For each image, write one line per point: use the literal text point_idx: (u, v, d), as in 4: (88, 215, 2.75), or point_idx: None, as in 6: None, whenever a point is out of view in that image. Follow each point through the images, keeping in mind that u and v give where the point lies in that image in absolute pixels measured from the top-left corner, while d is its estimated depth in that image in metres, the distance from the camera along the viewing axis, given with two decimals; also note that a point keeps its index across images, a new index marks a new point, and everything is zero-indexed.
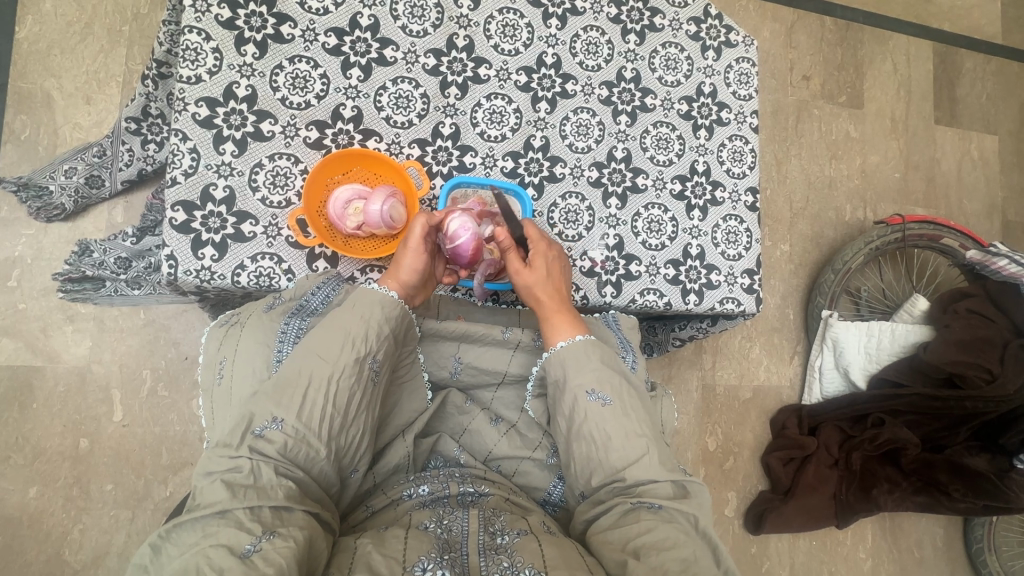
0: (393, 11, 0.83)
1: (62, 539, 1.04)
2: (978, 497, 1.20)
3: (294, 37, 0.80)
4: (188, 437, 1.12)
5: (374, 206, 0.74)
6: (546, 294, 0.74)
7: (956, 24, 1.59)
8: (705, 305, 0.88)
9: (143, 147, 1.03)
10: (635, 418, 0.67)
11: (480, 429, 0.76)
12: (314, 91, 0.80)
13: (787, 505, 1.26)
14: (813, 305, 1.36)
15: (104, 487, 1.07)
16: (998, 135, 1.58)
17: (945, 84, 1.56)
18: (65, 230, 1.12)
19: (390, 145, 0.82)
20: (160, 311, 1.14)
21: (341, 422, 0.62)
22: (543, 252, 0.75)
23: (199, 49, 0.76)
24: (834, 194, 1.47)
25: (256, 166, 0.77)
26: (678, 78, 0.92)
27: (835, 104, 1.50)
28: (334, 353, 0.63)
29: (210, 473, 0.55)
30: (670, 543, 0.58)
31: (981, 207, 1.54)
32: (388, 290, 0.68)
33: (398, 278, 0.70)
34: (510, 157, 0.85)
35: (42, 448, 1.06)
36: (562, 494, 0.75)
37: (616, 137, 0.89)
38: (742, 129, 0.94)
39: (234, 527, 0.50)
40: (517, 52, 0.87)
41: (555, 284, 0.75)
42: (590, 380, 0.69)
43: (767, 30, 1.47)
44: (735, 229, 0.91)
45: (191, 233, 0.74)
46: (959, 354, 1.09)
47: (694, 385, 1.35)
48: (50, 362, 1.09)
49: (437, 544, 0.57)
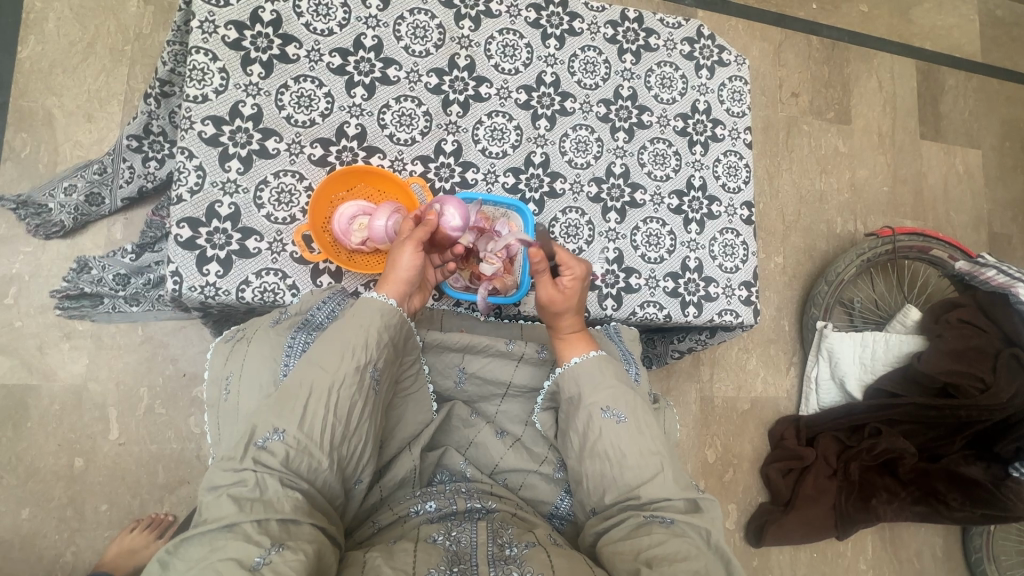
0: (396, 32, 0.85)
1: (54, 561, 1.02)
2: (976, 506, 1.20)
3: (299, 57, 0.81)
4: (186, 455, 1.11)
5: (378, 222, 0.76)
6: (570, 316, 0.74)
7: (937, 43, 1.64)
8: (704, 317, 0.90)
9: (144, 164, 1.05)
10: (650, 435, 0.68)
11: (486, 442, 0.77)
12: (319, 109, 0.81)
13: (787, 516, 1.27)
14: (808, 316, 1.38)
15: (99, 507, 1.06)
16: (982, 150, 1.63)
17: (929, 100, 1.61)
18: (63, 247, 1.11)
19: (393, 162, 0.84)
20: (158, 328, 1.13)
21: (344, 432, 0.61)
22: (575, 278, 0.73)
23: (205, 69, 0.77)
24: (825, 207, 1.50)
25: (261, 183, 0.78)
26: (673, 95, 0.95)
27: (823, 120, 1.53)
28: (334, 362, 0.63)
29: (215, 486, 0.55)
30: (682, 557, 0.59)
31: (968, 219, 1.58)
32: (386, 297, 0.68)
33: (396, 281, 0.70)
34: (512, 172, 0.87)
35: (35, 468, 1.05)
36: (569, 507, 0.75)
37: (614, 153, 0.91)
38: (737, 145, 0.96)
39: (243, 540, 0.50)
40: (516, 71, 0.89)
41: (578, 308, 0.75)
42: (606, 397, 0.69)
43: (756, 49, 1.50)
44: (732, 242, 0.93)
45: (196, 249, 0.74)
46: (952, 363, 1.12)
47: (693, 397, 1.36)
48: (46, 381, 1.08)
49: (446, 557, 0.57)
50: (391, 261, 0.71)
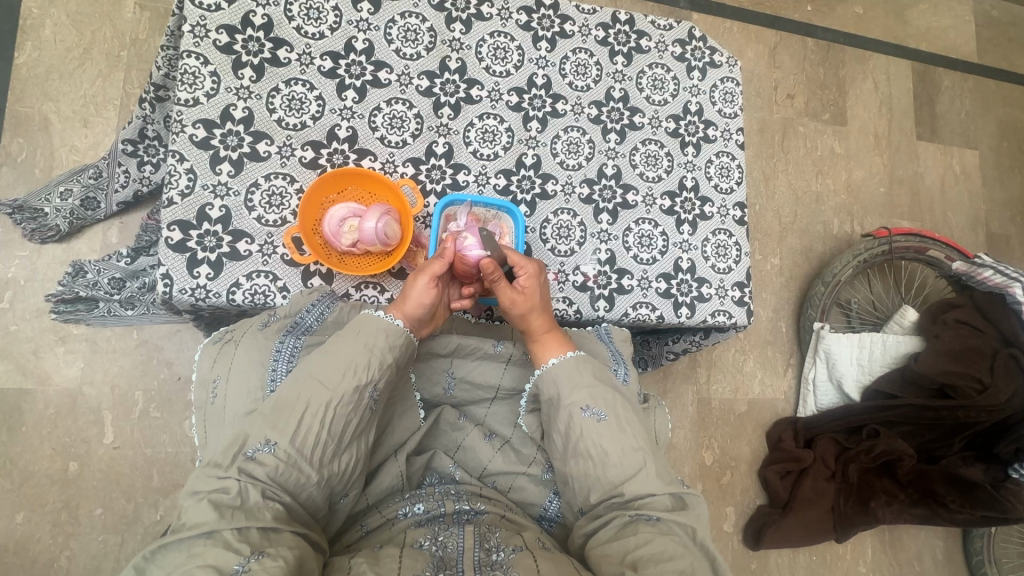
0: (387, 36, 0.85)
1: (48, 566, 1.02)
2: (976, 508, 1.19)
3: (291, 60, 0.82)
4: (180, 459, 1.11)
5: (369, 223, 0.75)
6: (536, 317, 0.74)
7: (933, 44, 1.64)
8: (696, 318, 0.89)
9: (139, 168, 1.05)
10: (631, 432, 0.68)
11: (475, 445, 0.76)
12: (310, 112, 0.82)
13: (785, 519, 1.26)
14: (804, 318, 1.37)
15: (93, 512, 1.06)
16: (979, 150, 1.62)
17: (925, 101, 1.60)
18: (59, 251, 1.11)
19: (385, 164, 0.84)
20: (153, 332, 1.13)
21: (335, 449, 0.61)
22: (530, 275, 0.74)
23: (197, 73, 0.78)
24: (822, 208, 1.49)
25: (252, 186, 0.78)
26: (665, 96, 0.95)
27: (819, 121, 1.53)
28: (335, 379, 0.63)
29: (196, 492, 0.55)
30: (668, 556, 0.58)
31: (966, 220, 1.57)
32: (393, 318, 0.68)
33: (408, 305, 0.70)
34: (503, 174, 0.87)
35: (29, 472, 1.05)
36: (557, 509, 0.75)
37: (606, 154, 0.91)
38: (729, 146, 0.96)
39: (221, 547, 0.49)
40: (507, 73, 0.89)
41: (543, 308, 0.75)
42: (585, 397, 0.69)
43: (751, 51, 1.51)
44: (725, 242, 0.93)
45: (187, 251, 0.74)
46: (950, 364, 1.10)
47: (690, 399, 1.35)
48: (41, 385, 1.08)
49: (431, 563, 0.57)
50: (407, 288, 0.71)
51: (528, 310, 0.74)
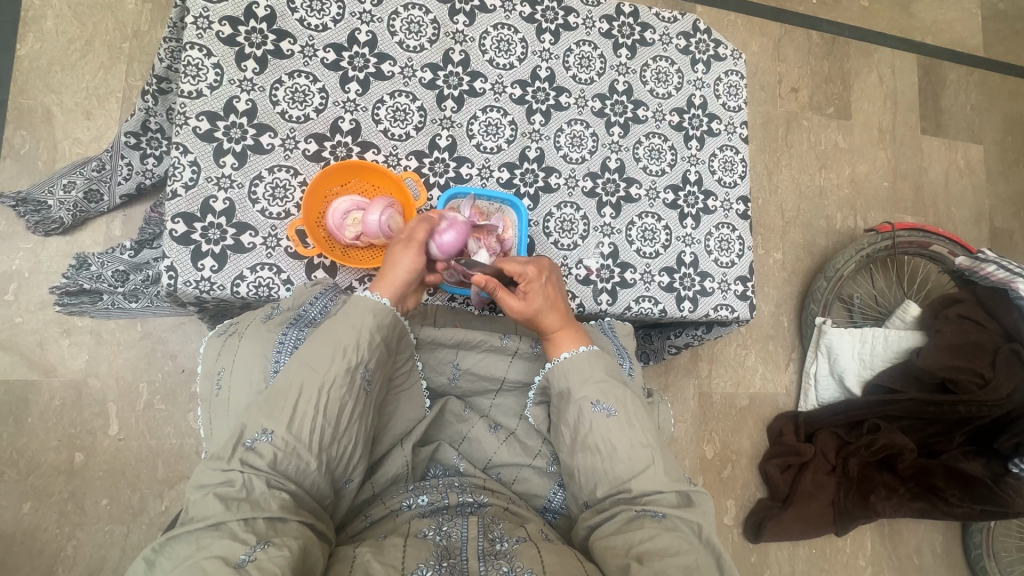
0: (391, 28, 0.85)
1: (54, 556, 1.03)
2: (975, 502, 1.19)
3: (294, 52, 0.81)
4: (185, 450, 1.11)
5: (372, 215, 0.76)
6: (546, 317, 0.73)
7: (938, 36, 1.63)
8: (699, 312, 0.89)
9: (142, 161, 1.05)
10: (640, 428, 0.68)
11: (479, 437, 0.77)
12: (314, 105, 0.82)
13: (785, 512, 1.26)
14: (807, 313, 1.37)
15: (99, 502, 1.06)
16: (984, 144, 1.61)
17: (930, 95, 1.60)
18: (63, 244, 1.12)
19: (388, 157, 0.84)
20: (157, 324, 1.14)
21: (333, 433, 0.61)
22: (532, 280, 0.72)
23: (200, 64, 0.78)
24: (825, 203, 1.49)
25: (256, 178, 0.78)
26: (669, 90, 0.94)
27: (823, 115, 1.53)
28: (324, 363, 0.63)
29: (202, 486, 0.55)
30: (674, 551, 0.58)
31: (970, 214, 1.57)
32: (380, 297, 0.69)
33: (391, 282, 0.70)
34: (507, 167, 0.87)
35: (35, 463, 1.06)
36: (562, 501, 0.75)
37: (609, 148, 0.91)
38: (733, 140, 0.96)
39: (227, 538, 0.50)
40: (511, 65, 0.89)
41: (554, 306, 0.74)
42: (596, 391, 0.70)
43: (755, 43, 1.50)
44: (727, 236, 0.93)
45: (191, 244, 0.75)
46: (951, 358, 1.11)
47: (692, 393, 1.36)
48: (46, 376, 1.09)
49: (436, 552, 0.58)
50: (393, 267, 0.71)
51: (534, 314, 0.73)
